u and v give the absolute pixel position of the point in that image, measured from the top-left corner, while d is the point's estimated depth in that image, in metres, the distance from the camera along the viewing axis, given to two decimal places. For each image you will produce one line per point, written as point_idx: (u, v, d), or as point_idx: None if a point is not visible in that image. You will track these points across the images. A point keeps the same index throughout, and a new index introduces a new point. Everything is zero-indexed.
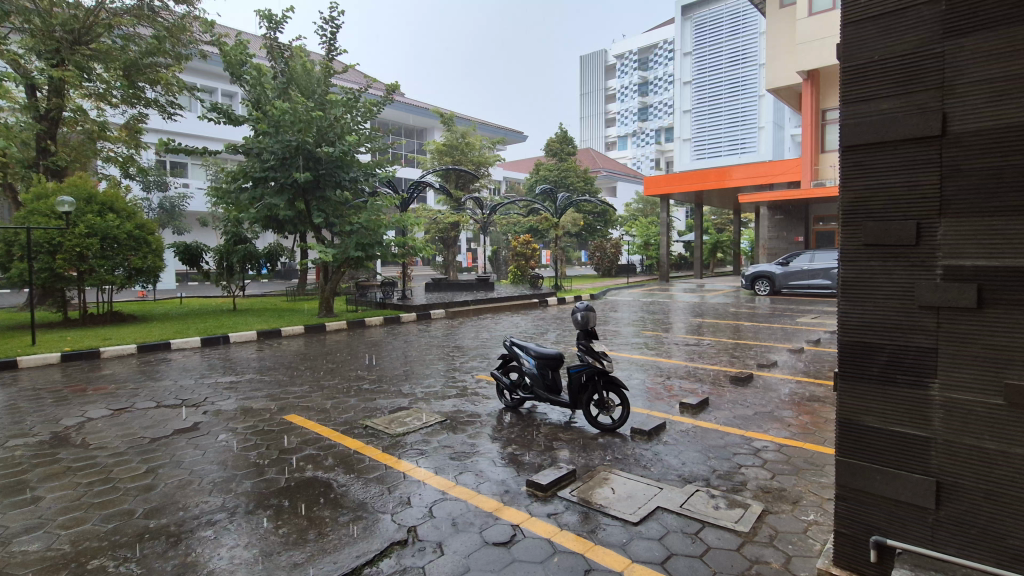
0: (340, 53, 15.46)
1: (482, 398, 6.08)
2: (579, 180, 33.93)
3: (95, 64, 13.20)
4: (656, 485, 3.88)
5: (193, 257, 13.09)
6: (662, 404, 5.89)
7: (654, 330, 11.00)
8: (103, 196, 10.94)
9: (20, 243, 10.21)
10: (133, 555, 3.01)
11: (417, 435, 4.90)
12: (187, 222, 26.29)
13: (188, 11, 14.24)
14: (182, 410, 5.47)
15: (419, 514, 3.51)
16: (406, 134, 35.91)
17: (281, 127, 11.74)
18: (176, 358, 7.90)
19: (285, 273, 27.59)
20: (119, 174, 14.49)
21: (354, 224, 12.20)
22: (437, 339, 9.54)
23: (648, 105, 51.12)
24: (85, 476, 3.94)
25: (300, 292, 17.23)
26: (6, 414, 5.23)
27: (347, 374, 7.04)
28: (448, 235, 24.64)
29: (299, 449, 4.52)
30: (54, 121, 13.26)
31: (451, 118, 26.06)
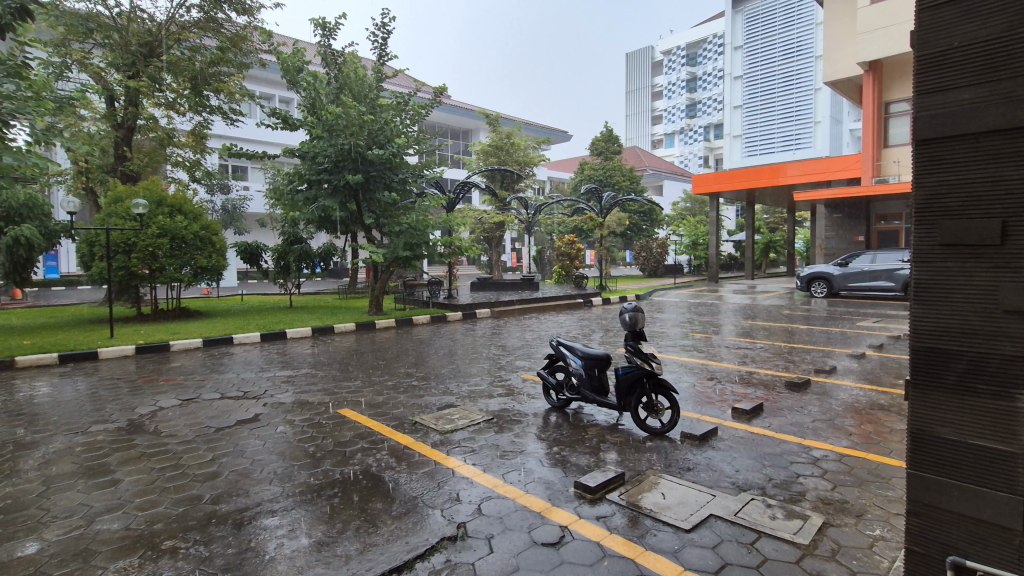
0: (390, 58, 15.83)
1: (528, 398, 6.09)
2: (625, 179, 33.44)
3: (166, 75, 14.05)
4: (708, 492, 3.76)
5: (253, 256, 13.72)
6: (713, 408, 5.73)
7: (703, 332, 10.74)
8: (172, 199, 11.66)
9: (101, 243, 10.99)
10: (202, 537, 3.18)
11: (465, 433, 4.97)
12: (246, 223, 27.64)
13: (249, 21, 14.92)
14: (244, 401, 5.75)
15: (468, 510, 3.55)
16: (452, 135, 36.52)
17: (335, 131, 12.12)
18: (237, 352, 8.31)
19: (337, 272, 28.58)
20: (187, 178, 15.38)
21: (402, 224, 12.51)
22: (482, 338, 9.65)
23: (696, 101, 49.75)
24: (158, 462, 4.20)
25: (351, 291, 17.81)
26: (89, 401, 5.66)
27: (396, 370, 7.22)
28: (493, 235, 24.84)
29: (352, 442, 4.67)
30: (129, 129, 14.22)
31: (496, 120, 26.24)
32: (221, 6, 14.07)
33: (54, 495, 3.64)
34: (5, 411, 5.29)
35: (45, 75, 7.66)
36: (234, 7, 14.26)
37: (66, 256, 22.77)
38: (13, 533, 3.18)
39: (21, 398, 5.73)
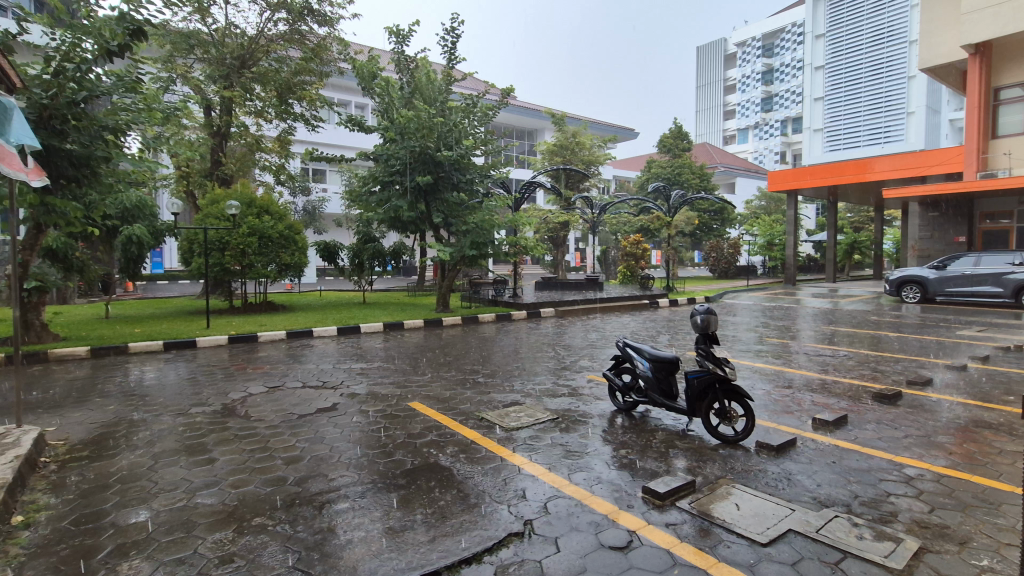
0: (459, 62, 16.17)
1: (594, 398, 6.04)
2: (694, 177, 32.27)
3: (256, 85, 15.11)
4: (787, 506, 3.55)
5: (331, 254, 14.45)
6: (790, 418, 5.42)
7: (779, 337, 10.18)
8: (261, 201, 12.53)
9: (199, 241, 11.97)
10: (287, 516, 3.40)
11: (530, 431, 4.99)
12: (324, 223, 29.22)
13: (330, 32, 15.75)
14: (323, 391, 6.09)
15: (535, 508, 3.57)
16: (518, 135, 36.79)
17: (407, 134, 12.56)
18: (316, 345, 8.80)
19: (406, 270, 29.57)
20: (273, 181, 16.48)
21: (469, 223, 12.78)
22: (546, 338, 9.66)
23: (773, 94, 47.17)
24: (248, 444, 4.54)
25: (419, 288, 18.38)
26: (190, 385, 6.21)
27: (463, 367, 7.36)
28: (557, 235, 24.76)
29: (422, 434, 4.83)
30: (224, 136, 15.39)
31: (562, 119, 26.15)
32: (305, 18, 14.93)
33: (161, 469, 4.03)
34: (121, 391, 5.91)
35: (156, 89, 8.44)
36: (316, 18, 15.09)
37: (169, 253, 25.05)
38: (129, 501, 3.54)
39: (134, 380, 6.39)
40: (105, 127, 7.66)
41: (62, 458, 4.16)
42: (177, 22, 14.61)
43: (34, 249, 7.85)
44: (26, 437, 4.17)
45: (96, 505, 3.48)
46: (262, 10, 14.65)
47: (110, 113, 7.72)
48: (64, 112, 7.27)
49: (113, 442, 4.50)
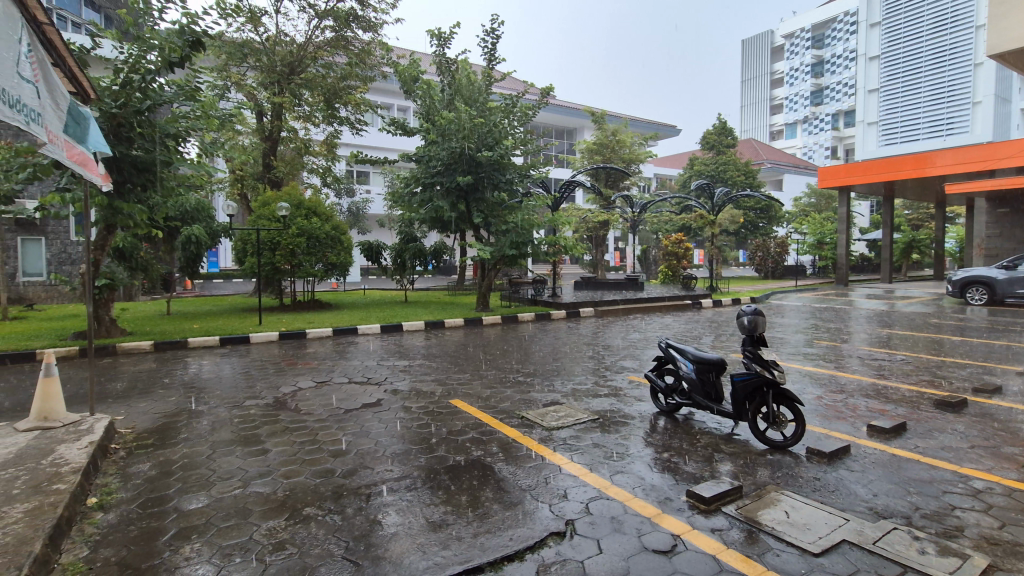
0: (499, 62, 16.26)
1: (635, 399, 5.96)
2: (739, 174, 31.31)
3: (305, 91, 15.64)
4: (840, 515, 3.41)
5: (375, 254, 14.81)
6: (843, 424, 5.19)
7: (830, 339, 9.77)
8: (309, 203, 12.95)
9: (252, 242, 12.51)
10: (335, 507, 3.51)
11: (571, 430, 4.98)
12: (367, 223, 29.98)
13: (374, 37, 16.14)
14: (367, 386, 6.26)
15: (576, 508, 3.56)
16: (557, 134, 36.67)
17: (448, 135, 12.76)
18: (360, 342, 9.04)
19: (446, 270, 29.97)
20: (320, 183, 17.03)
21: (509, 223, 12.88)
22: (586, 337, 9.61)
23: (823, 87, 45.25)
24: (298, 436, 4.72)
25: (459, 287, 18.62)
26: (244, 378, 6.51)
27: (503, 365, 7.41)
28: (597, 234, 24.55)
29: (463, 431, 4.89)
30: (275, 140, 16.00)
31: (602, 117, 25.91)
32: (350, 24, 15.34)
33: (219, 458, 4.24)
34: (182, 384, 6.25)
35: (212, 97, 8.83)
36: (361, 24, 15.48)
37: (224, 253, 26.26)
38: (190, 488, 3.74)
39: (192, 373, 6.73)
40: (166, 133, 8.11)
41: (130, 445, 4.44)
42: (232, 32, 15.28)
43: (105, 249, 8.39)
44: (98, 425, 4.47)
45: (160, 490, 3.70)
46: (310, 18, 15.15)
47: (171, 120, 8.16)
48: (130, 120, 7.74)
49: (175, 431, 4.76)
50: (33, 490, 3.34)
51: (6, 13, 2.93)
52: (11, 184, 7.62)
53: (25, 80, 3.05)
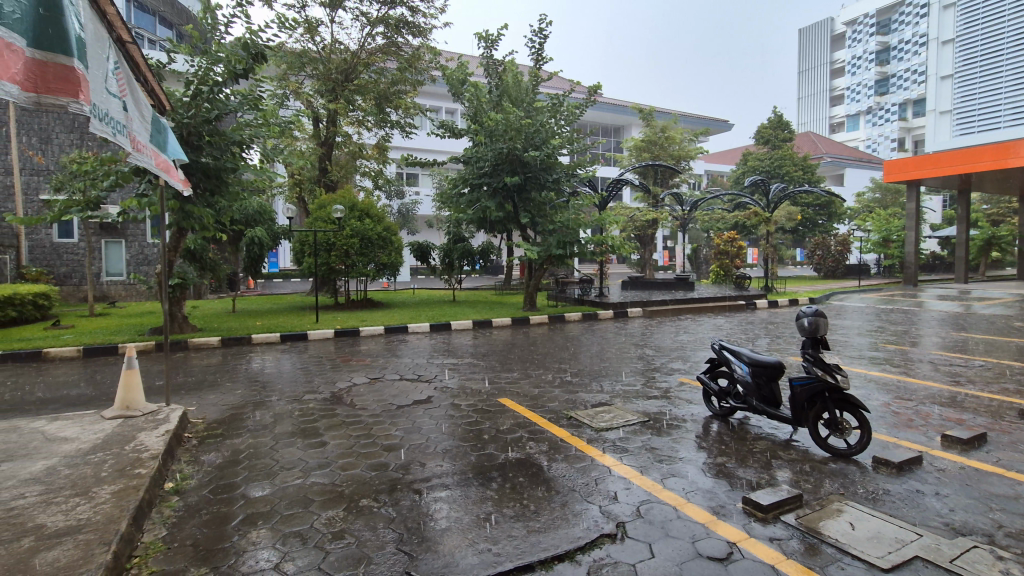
0: (547, 62, 16.24)
1: (687, 402, 5.82)
2: (796, 169, 29.96)
3: (358, 96, 16.16)
4: (912, 529, 3.20)
5: (424, 254, 15.12)
6: (914, 433, 4.88)
7: (898, 342, 9.20)
8: (362, 205, 13.35)
9: (310, 243, 13.06)
10: (389, 500, 3.62)
11: (621, 432, 4.92)
12: (416, 224, 30.67)
13: (423, 42, 16.49)
14: (418, 383, 6.41)
15: (627, 510, 3.52)
16: (604, 133, 36.26)
17: (495, 136, 12.88)
18: (410, 340, 9.27)
19: (493, 269, 30.25)
20: (372, 186, 17.56)
21: (556, 223, 12.86)
22: (634, 338, 9.47)
23: (889, 75, 42.62)
24: (354, 430, 4.89)
25: (506, 287, 18.74)
26: (303, 374, 6.81)
27: (550, 365, 7.41)
28: (644, 233, 24.13)
29: (512, 430, 4.93)
30: (330, 145, 16.62)
31: (651, 114, 25.42)
32: (401, 30, 15.74)
33: (281, 449, 4.46)
34: (246, 378, 6.60)
35: (273, 105, 9.30)
36: (412, 30, 15.86)
37: (283, 253, 27.53)
38: (255, 476, 3.96)
39: (256, 368, 7.10)
40: (232, 141, 8.65)
41: (201, 434, 4.73)
42: (291, 43, 15.99)
43: (177, 251, 8.97)
44: (173, 414, 4.79)
45: (229, 478, 3.92)
46: (362, 25, 15.62)
47: (236, 129, 8.69)
48: (200, 130, 8.28)
49: (241, 422, 5.04)
50: (119, 474, 3.61)
51: (98, 36, 3.17)
52: (97, 191, 8.27)
53: (113, 95, 3.29)
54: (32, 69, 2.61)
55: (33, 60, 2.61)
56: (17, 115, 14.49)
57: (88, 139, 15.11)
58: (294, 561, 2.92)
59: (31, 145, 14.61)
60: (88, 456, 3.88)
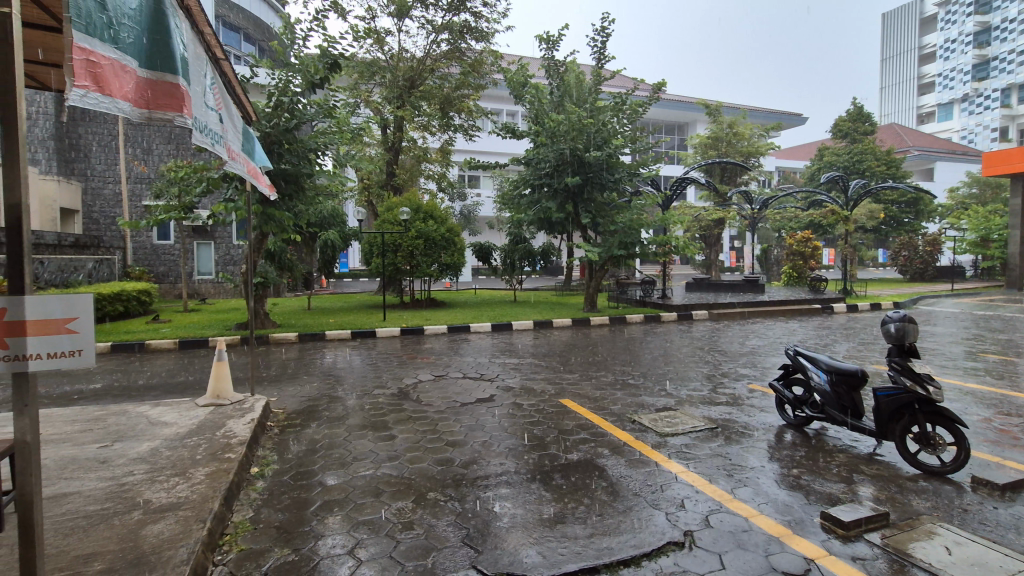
0: (609, 60, 16.04)
1: (757, 410, 5.58)
2: (879, 164, 27.88)
3: (423, 102, 16.68)
4: (1020, 559, 2.90)
5: (485, 255, 15.32)
6: (1019, 453, 4.42)
7: (1001, 352, 8.34)
8: (427, 207, 13.72)
9: (378, 244, 13.60)
10: (455, 495, 3.71)
11: (687, 438, 4.78)
12: (477, 225, 31.21)
13: (486, 46, 16.75)
14: (481, 382, 6.53)
15: (695, 519, 3.42)
16: (667, 131, 35.36)
17: (556, 137, 12.85)
18: (472, 339, 9.44)
19: (553, 270, 30.27)
20: (436, 188, 18.04)
21: (617, 223, 12.71)
22: (700, 341, 9.16)
23: (989, 58, 38.75)
24: (420, 425, 5.05)
25: (566, 288, 18.69)
26: (372, 369, 7.12)
27: (612, 367, 7.31)
28: (710, 233, 23.32)
29: (575, 431, 4.92)
30: (397, 150, 17.22)
31: (718, 109, 24.51)
32: (464, 36, 16.10)
33: (353, 440, 4.68)
34: (321, 372, 6.98)
35: (346, 113, 9.77)
36: (475, 35, 16.17)
37: (353, 254, 28.85)
38: (330, 465, 4.17)
39: (329, 363, 7.49)
40: (308, 148, 9.19)
41: (282, 423, 5.05)
42: (362, 54, 16.73)
43: (259, 252, 9.59)
44: (257, 404, 5.14)
45: (307, 466, 4.16)
46: (428, 33, 16.07)
47: (312, 136, 9.23)
48: (281, 138, 8.84)
49: (316, 414, 5.33)
50: (211, 457, 3.92)
51: (199, 56, 3.45)
52: (191, 198, 9.00)
53: (210, 108, 3.57)
54: (145, 88, 2.89)
55: (145, 79, 2.89)
56: (125, 129, 16.04)
57: (183, 149, 16.49)
58: (366, 548, 3.05)
59: (135, 156, 16.12)
60: (184, 440, 4.23)
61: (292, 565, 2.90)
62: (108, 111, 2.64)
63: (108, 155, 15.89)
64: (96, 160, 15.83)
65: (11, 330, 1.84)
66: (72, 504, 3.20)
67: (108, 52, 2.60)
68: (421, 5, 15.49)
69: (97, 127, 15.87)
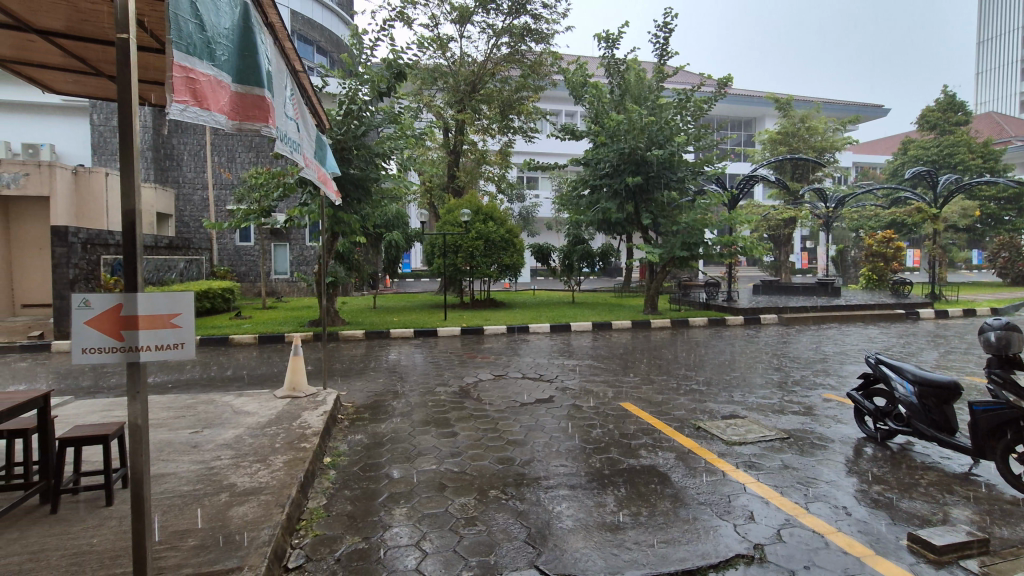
0: (672, 56, 15.62)
1: (833, 421, 5.25)
2: (974, 157, 25.46)
3: (483, 105, 16.94)
4: None
5: (544, 256, 15.31)
6: None
7: None
8: (487, 209, 13.91)
9: (439, 245, 13.95)
10: (516, 494, 3.75)
11: (756, 448, 4.58)
12: (536, 226, 31.31)
13: (546, 47, 16.77)
14: (540, 383, 6.55)
15: (766, 532, 3.27)
16: (733, 127, 33.98)
17: (616, 136, 12.63)
18: (531, 340, 9.47)
19: (612, 271, 29.89)
20: (495, 190, 18.26)
21: (679, 223, 12.36)
22: (769, 347, 8.74)
23: None
24: (481, 423, 5.14)
25: (626, 289, 18.39)
26: (434, 367, 7.31)
27: (675, 372, 7.12)
28: (780, 233, 22.21)
29: (636, 436, 4.83)
30: (458, 153, 17.59)
31: (789, 103, 23.32)
32: (524, 38, 16.19)
33: (417, 435, 4.82)
34: (386, 368, 7.25)
35: (410, 118, 10.08)
36: (535, 37, 16.22)
37: (415, 254, 29.72)
38: (396, 459, 4.32)
39: (393, 360, 7.75)
40: (375, 153, 9.59)
41: (351, 417, 5.29)
42: (426, 61, 17.20)
43: (330, 253, 10.08)
44: (329, 398, 5.41)
45: (375, 458, 4.34)
46: (489, 37, 16.29)
47: (379, 142, 9.65)
48: (351, 144, 9.27)
49: (382, 409, 5.54)
50: (289, 446, 4.17)
51: (280, 69, 3.68)
52: (269, 202, 9.60)
53: (289, 118, 3.80)
54: (236, 101, 3.11)
55: (236, 93, 3.11)
56: (212, 139, 17.36)
57: (262, 157, 17.63)
58: (430, 541, 3.15)
59: (221, 164, 17.40)
60: (264, 429, 4.52)
61: (362, 552, 3.03)
62: (207, 124, 2.82)
63: (198, 164, 17.25)
64: (187, 168, 17.22)
65: (125, 324, 2.05)
66: (169, 484, 3.50)
67: (206, 69, 2.81)
68: (482, 10, 15.72)
69: (188, 138, 17.26)
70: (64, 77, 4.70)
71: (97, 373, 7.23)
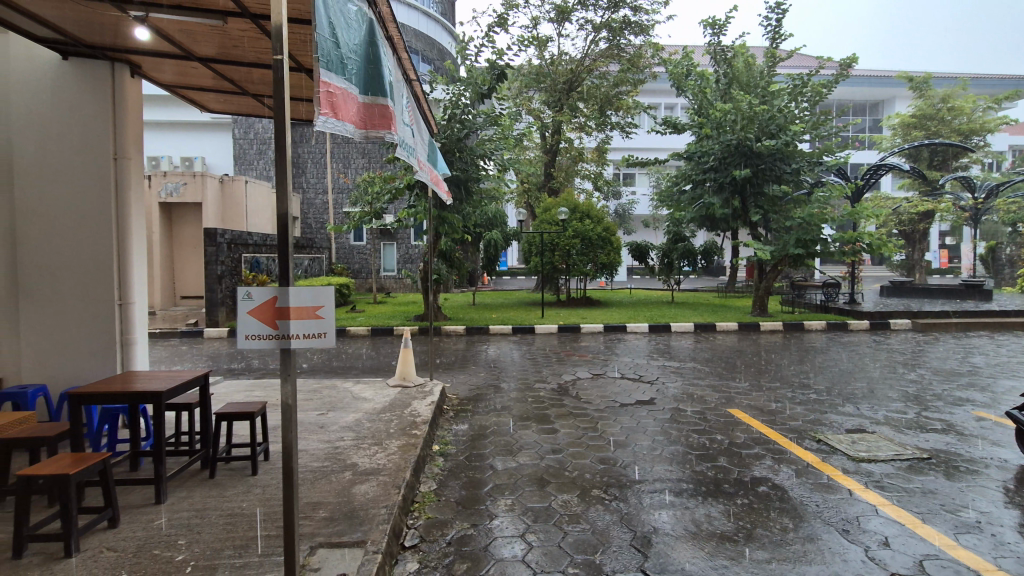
0: (786, 38, 14.52)
1: (986, 442, 4.60)
2: None
3: (581, 103, 16.89)
4: None
5: (642, 255, 14.90)
6: None
7: None
8: (584, 207, 13.81)
9: (536, 243, 14.09)
10: (619, 495, 3.71)
11: (889, 466, 4.14)
12: (632, 224, 30.71)
13: (646, 39, 16.31)
14: (640, 383, 6.41)
15: (903, 560, 2.96)
16: (856, 112, 30.90)
17: (723, 127, 12.01)
18: (629, 339, 9.29)
19: (715, 271, 28.42)
20: (592, 188, 18.12)
21: (794, 219, 11.39)
22: (901, 355, 7.83)
23: None
24: (581, 421, 5.15)
25: (732, 289, 17.36)
26: (532, 364, 7.42)
27: (789, 379, 6.62)
28: (914, 228, 19.77)
29: (747, 445, 4.58)
30: (555, 152, 17.68)
31: (925, 82, 20.68)
32: (624, 32, 15.81)
33: (518, 430, 4.94)
34: (486, 363, 7.48)
35: (510, 118, 10.30)
36: (634, 29, 15.77)
37: (512, 253, 30.22)
38: (499, 451, 4.46)
39: (493, 355, 7.99)
40: (476, 154, 9.95)
41: (456, 408, 5.54)
42: (525, 63, 17.45)
43: (434, 251, 10.60)
44: (437, 389, 5.70)
45: (479, 449, 4.52)
46: (587, 33, 16.14)
47: (480, 143, 9.98)
48: (455, 147, 9.67)
49: (484, 402, 5.73)
50: (402, 432, 4.46)
51: (398, 79, 3.92)
52: (380, 204, 10.25)
53: (405, 125, 4.00)
54: (363, 111, 3.33)
55: (362, 104, 3.31)
56: (331, 147, 18.91)
57: (373, 161, 18.93)
58: (535, 534, 3.21)
59: (338, 169, 18.91)
60: (380, 415, 4.87)
61: (471, 538, 3.16)
62: (341, 133, 3.02)
63: (319, 170, 18.87)
64: (309, 174, 18.88)
65: (279, 314, 2.29)
66: (302, 459, 3.91)
67: (339, 82, 3.00)
68: (581, 7, 15.66)
69: (310, 147, 18.95)
70: (221, 98, 5.42)
71: (240, 358, 8.21)
